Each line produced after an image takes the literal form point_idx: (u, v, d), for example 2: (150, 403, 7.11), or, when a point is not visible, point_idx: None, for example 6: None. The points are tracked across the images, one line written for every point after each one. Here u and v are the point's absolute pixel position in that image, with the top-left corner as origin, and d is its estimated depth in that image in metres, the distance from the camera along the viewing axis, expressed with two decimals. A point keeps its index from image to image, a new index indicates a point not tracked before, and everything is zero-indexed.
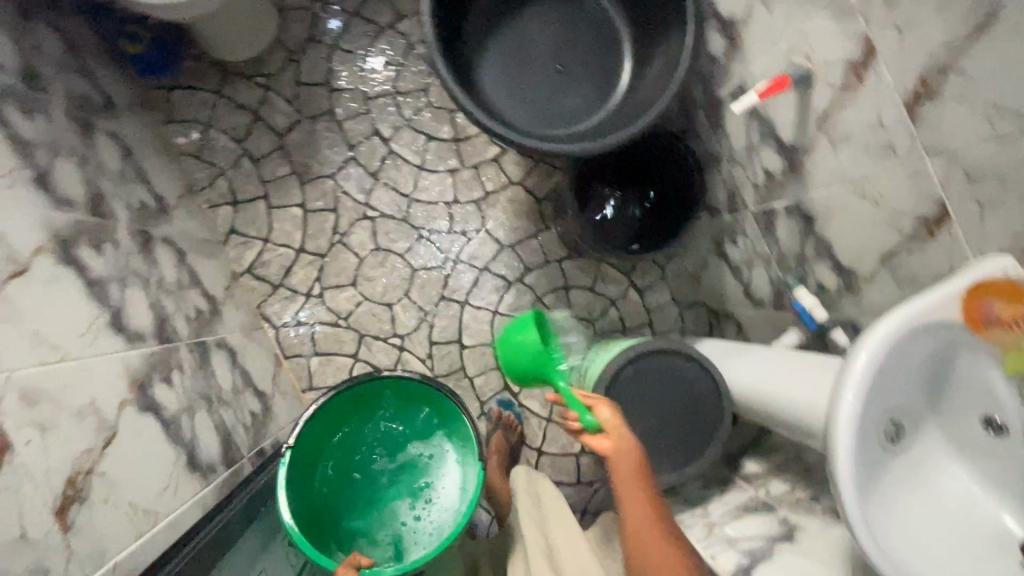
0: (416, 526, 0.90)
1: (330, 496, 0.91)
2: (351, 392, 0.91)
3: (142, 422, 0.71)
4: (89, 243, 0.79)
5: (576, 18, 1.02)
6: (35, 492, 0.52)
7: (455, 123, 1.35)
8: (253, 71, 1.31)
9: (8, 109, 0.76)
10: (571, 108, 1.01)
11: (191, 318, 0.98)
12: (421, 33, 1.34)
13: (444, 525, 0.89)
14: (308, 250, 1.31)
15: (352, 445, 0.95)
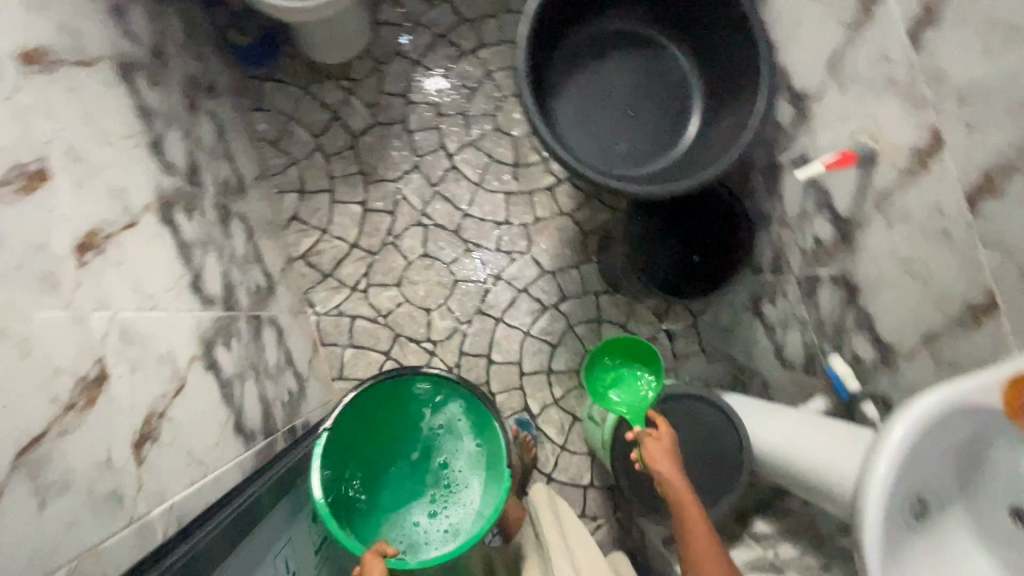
0: (431, 523, 0.93)
1: (356, 481, 0.95)
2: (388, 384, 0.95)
3: (206, 378, 0.76)
4: (183, 208, 0.86)
5: (654, 70, 1.09)
6: (124, 421, 0.56)
7: (518, 149, 1.42)
8: (340, 74, 1.41)
9: (139, 78, 0.85)
10: (637, 152, 1.07)
11: (251, 291, 1.04)
12: (499, 62, 1.43)
13: (460, 527, 0.92)
14: (360, 246, 1.38)
15: (381, 433, 0.99)
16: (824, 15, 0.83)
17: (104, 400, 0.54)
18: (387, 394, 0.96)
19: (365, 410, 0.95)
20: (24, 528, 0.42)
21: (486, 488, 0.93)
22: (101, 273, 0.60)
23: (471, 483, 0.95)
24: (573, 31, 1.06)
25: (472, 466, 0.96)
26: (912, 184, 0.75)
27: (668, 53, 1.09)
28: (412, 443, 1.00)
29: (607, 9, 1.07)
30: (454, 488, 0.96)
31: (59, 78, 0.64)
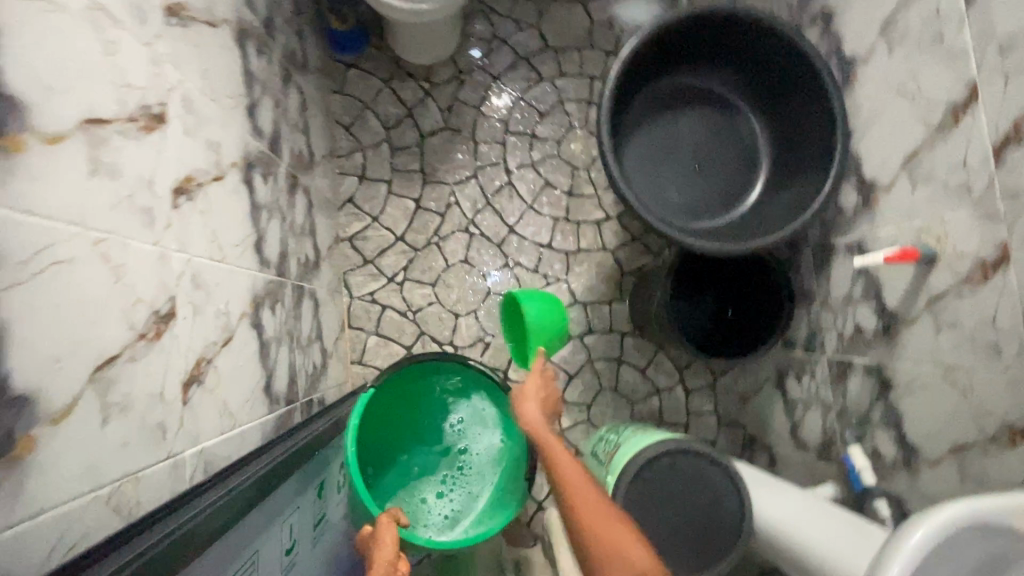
0: (438, 503, 1.02)
1: (382, 442, 1.03)
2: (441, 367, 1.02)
3: (249, 336, 0.78)
4: (261, 172, 0.90)
5: (728, 131, 1.12)
6: (180, 359, 0.59)
7: (574, 179, 1.45)
8: (421, 75, 1.45)
9: (248, 46, 0.89)
10: (696, 206, 1.10)
11: (301, 262, 1.07)
12: (573, 94, 1.47)
13: (460, 515, 1.01)
14: (406, 240, 1.41)
15: (418, 407, 1.06)
16: (905, 112, 0.85)
17: (167, 336, 0.57)
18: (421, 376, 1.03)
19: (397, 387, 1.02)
20: (90, 439, 0.44)
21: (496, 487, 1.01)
22: (187, 218, 0.64)
23: (481, 479, 1.03)
24: (658, 78, 1.10)
25: (486, 464, 1.04)
26: (971, 293, 0.75)
27: (744, 117, 1.12)
28: (432, 429, 1.07)
29: (694, 64, 1.10)
30: (465, 479, 1.04)
31: (188, 32, 0.68)
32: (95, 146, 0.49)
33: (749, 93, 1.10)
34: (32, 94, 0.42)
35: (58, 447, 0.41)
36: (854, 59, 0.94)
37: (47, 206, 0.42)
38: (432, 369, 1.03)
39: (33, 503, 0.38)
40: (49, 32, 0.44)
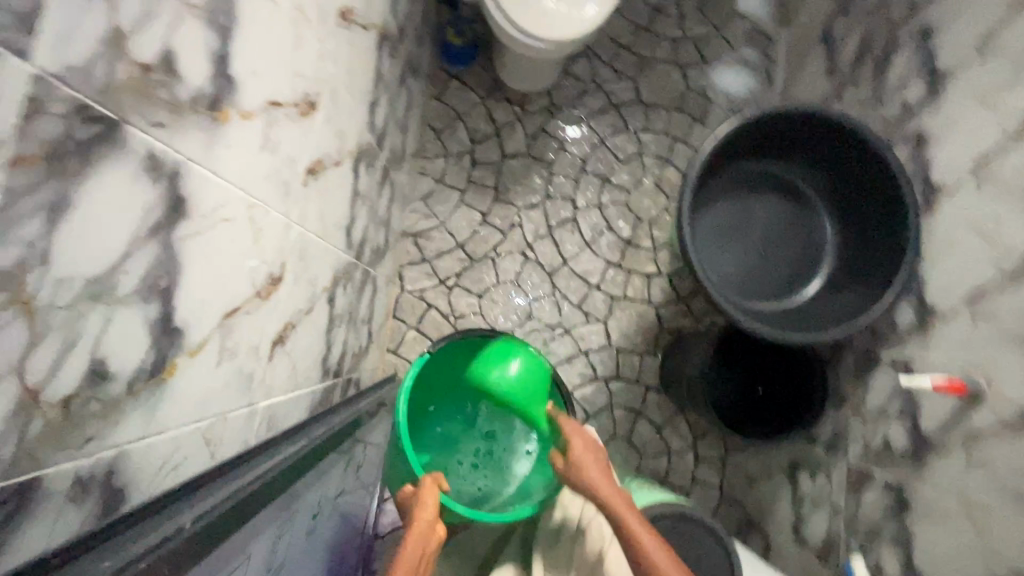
0: (473, 475, 1.18)
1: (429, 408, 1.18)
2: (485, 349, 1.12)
3: (323, 310, 0.84)
4: (365, 164, 0.96)
5: (799, 222, 1.16)
6: (275, 320, 0.65)
7: (635, 229, 1.50)
8: (517, 100, 1.52)
9: (384, 49, 0.97)
10: (754, 287, 1.13)
11: (372, 249, 1.13)
12: (653, 151, 1.53)
13: (489, 492, 1.16)
14: (464, 249, 1.47)
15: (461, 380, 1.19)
16: (978, 252, 0.87)
17: (273, 298, 0.63)
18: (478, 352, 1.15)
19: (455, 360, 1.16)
20: (207, 375, 0.50)
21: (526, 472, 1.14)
22: (310, 196, 0.70)
23: (513, 462, 1.17)
24: (745, 159, 1.14)
25: (519, 449, 1.17)
26: (1010, 439, 0.77)
27: (818, 214, 1.16)
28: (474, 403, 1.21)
29: (782, 155, 1.15)
30: (500, 458, 1.19)
31: (348, 33, 0.76)
32: (269, 125, 0.55)
33: (829, 194, 1.14)
34: (243, 76, 0.48)
35: (188, 380, 0.47)
36: (938, 187, 0.97)
37: (229, 171, 0.49)
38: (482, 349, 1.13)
39: (162, 422, 0.43)
40: (265, 23, 0.51)
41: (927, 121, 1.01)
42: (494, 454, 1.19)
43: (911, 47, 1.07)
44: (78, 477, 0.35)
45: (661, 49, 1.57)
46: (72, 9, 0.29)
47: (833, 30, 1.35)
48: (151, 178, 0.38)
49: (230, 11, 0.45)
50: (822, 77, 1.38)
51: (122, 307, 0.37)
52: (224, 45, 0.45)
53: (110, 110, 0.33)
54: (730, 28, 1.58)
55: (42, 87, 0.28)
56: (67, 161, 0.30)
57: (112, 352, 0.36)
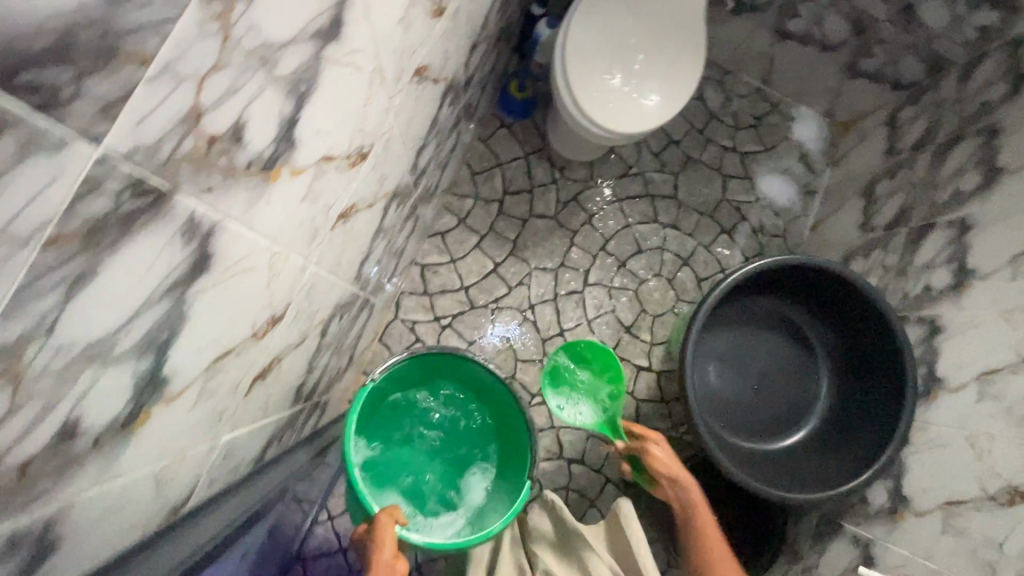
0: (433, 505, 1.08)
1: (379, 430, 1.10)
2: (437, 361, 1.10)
3: (310, 341, 0.81)
4: (396, 203, 0.95)
5: (800, 370, 1.15)
6: (262, 356, 0.62)
7: (637, 319, 1.49)
8: (559, 163, 1.53)
9: (447, 99, 0.97)
10: (740, 421, 1.12)
11: (377, 278, 1.11)
12: (674, 248, 1.53)
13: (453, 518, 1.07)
14: (467, 292, 1.44)
15: (408, 398, 1.13)
16: (966, 462, 0.88)
17: (266, 337, 0.61)
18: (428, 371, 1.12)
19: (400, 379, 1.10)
20: (179, 417, 0.48)
21: (487, 489, 1.09)
22: (335, 238, 0.69)
23: (471, 483, 1.10)
24: (764, 295, 1.15)
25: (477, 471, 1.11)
26: None
27: (818, 366, 1.16)
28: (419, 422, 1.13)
29: (801, 302, 1.15)
30: (457, 483, 1.10)
31: (418, 87, 0.76)
32: (316, 178, 0.55)
33: (835, 354, 1.14)
34: (306, 136, 0.48)
35: (158, 425, 0.45)
36: (941, 381, 0.98)
37: (262, 226, 0.48)
38: (438, 364, 1.10)
39: (118, 471, 0.41)
40: (343, 87, 0.51)
41: (946, 313, 1.02)
42: (450, 480, 1.11)
43: (946, 234, 1.09)
44: (14, 537, 0.33)
45: (708, 154, 1.59)
46: (159, 91, 0.29)
47: (876, 189, 1.38)
48: (183, 242, 0.37)
49: (312, 79, 0.44)
50: (855, 228, 1.40)
51: (112, 366, 0.35)
52: (297, 110, 0.44)
53: (165, 181, 0.32)
54: (779, 151, 1.61)
55: (107, 165, 0.27)
56: (106, 234, 0.29)
57: (88, 410, 0.35)
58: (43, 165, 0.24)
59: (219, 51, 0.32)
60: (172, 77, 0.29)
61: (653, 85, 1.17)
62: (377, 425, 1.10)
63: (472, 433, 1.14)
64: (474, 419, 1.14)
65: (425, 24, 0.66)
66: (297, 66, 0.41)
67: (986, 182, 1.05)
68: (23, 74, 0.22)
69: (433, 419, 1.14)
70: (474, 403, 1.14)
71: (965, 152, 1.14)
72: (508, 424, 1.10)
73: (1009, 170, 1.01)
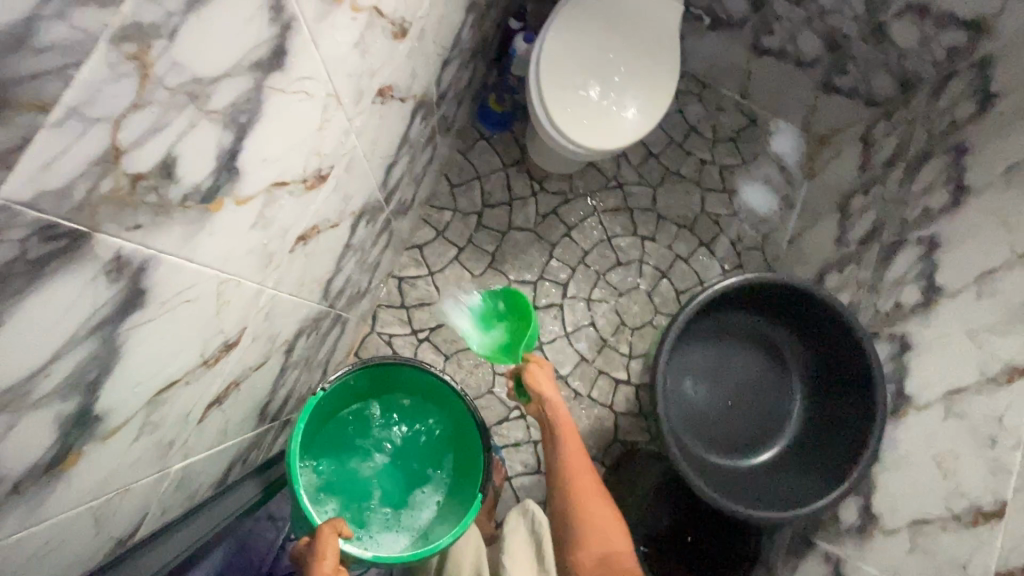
0: (384, 516, 1.06)
1: (330, 444, 1.09)
2: (386, 371, 1.09)
3: (273, 363, 0.80)
4: (365, 220, 0.94)
5: (773, 384, 1.16)
6: (215, 383, 0.61)
7: (616, 332, 1.49)
8: (538, 176, 1.53)
9: (418, 116, 0.97)
10: (713, 437, 1.12)
11: (349, 294, 1.10)
12: (653, 261, 1.53)
13: (406, 529, 1.06)
14: (445, 305, 1.43)
15: (358, 410, 1.12)
16: (932, 481, 0.89)
17: (218, 364, 0.60)
18: (384, 383, 1.11)
19: (353, 392, 1.09)
20: (119, 450, 0.47)
21: (441, 503, 1.08)
22: (294, 261, 0.68)
23: (424, 493, 1.09)
24: (738, 312, 1.15)
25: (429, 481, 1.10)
26: None
27: (791, 383, 1.16)
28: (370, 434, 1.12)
29: (774, 319, 1.16)
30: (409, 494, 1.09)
31: (383, 107, 0.75)
32: (267, 205, 0.54)
33: (807, 370, 1.15)
34: (251, 165, 0.47)
35: (95, 461, 0.44)
36: (910, 399, 0.99)
37: (205, 257, 0.47)
38: (389, 375, 1.10)
39: (46, 512, 0.40)
40: (292, 114, 0.51)
41: (914, 330, 1.03)
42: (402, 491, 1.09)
43: (916, 251, 1.10)
44: None
45: (687, 167, 1.60)
46: (68, 135, 0.28)
47: (851, 203, 1.39)
48: (110, 279, 0.36)
49: (255, 109, 0.44)
50: (830, 243, 1.41)
51: (32, 410, 0.34)
52: (239, 141, 0.43)
53: (83, 223, 0.32)
54: (756, 164, 1.62)
55: (9, 213, 0.27)
56: (13, 282, 0.28)
57: (5, 454, 0.34)
58: None
59: (138, 91, 0.31)
60: (80, 120, 0.28)
61: (630, 96, 1.17)
62: (331, 440, 1.10)
63: (426, 443, 1.13)
64: (430, 432, 1.13)
65: (385, 46, 0.66)
66: (234, 98, 0.40)
67: (954, 201, 1.06)
68: None
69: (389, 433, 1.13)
70: (428, 412, 1.13)
71: (934, 170, 1.15)
72: (465, 435, 1.09)
73: (975, 189, 1.03)
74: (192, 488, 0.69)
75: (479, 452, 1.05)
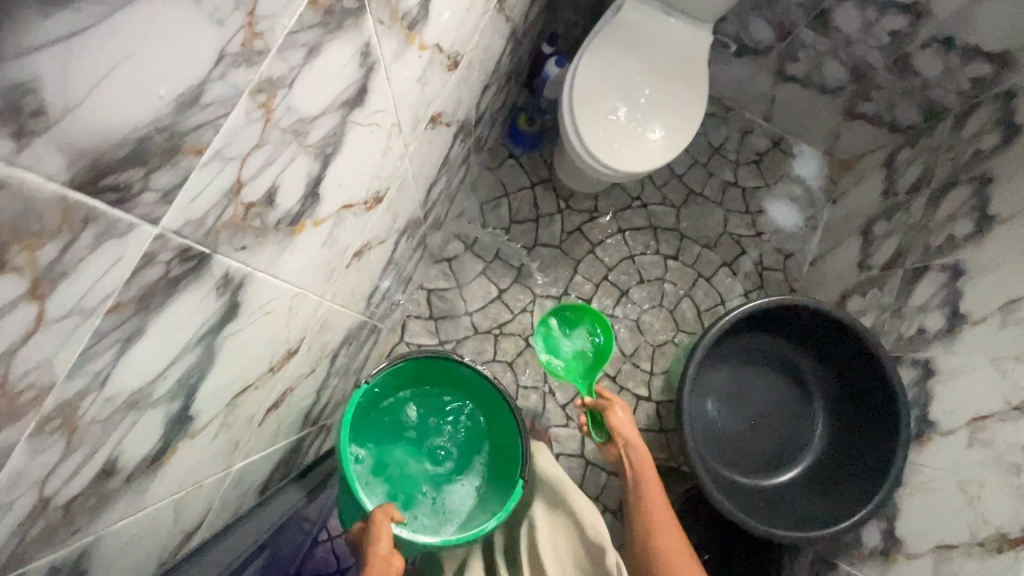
0: (428, 500, 1.12)
1: (375, 433, 1.15)
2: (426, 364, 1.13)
3: (319, 371, 0.84)
4: (405, 236, 0.99)
5: (797, 406, 1.17)
6: (275, 389, 0.65)
7: (638, 349, 1.51)
8: (564, 195, 1.57)
9: (458, 138, 1.02)
10: (736, 457, 1.14)
11: (385, 306, 1.14)
12: (675, 280, 1.56)
13: (449, 512, 1.12)
14: (471, 318, 1.46)
15: (399, 399, 1.17)
16: (956, 507, 0.90)
17: (279, 372, 0.64)
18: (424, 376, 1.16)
19: (393, 384, 1.14)
20: (200, 449, 0.51)
21: (480, 488, 1.13)
22: (347, 275, 0.72)
23: (465, 478, 1.15)
24: (762, 335, 1.18)
25: (470, 467, 1.16)
26: None
27: (813, 406, 1.18)
28: (412, 423, 1.18)
29: (798, 342, 1.18)
30: (451, 480, 1.15)
31: (432, 133, 0.80)
32: (335, 226, 0.58)
33: (830, 393, 1.16)
34: (328, 191, 0.52)
35: (183, 458, 0.48)
36: (934, 424, 1.01)
37: (284, 273, 0.51)
38: (429, 368, 1.14)
39: (143, 503, 0.44)
40: (365, 143, 0.55)
41: (938, 357, 1.05)
42: (444, 477, 1.15)
43: (940, 278, 1.12)
44: (54, 565, 0.37)
45: (710, 188, 1.63)
46: (209, 174, 0.32)
47: (874, 228, 1.41)
48: (217, 295, 0.40)
49: (338, 141, 0.48)
50: (853, 267, 1.42)
51: (149, 410, 0.38)
52: (323, 170, 0.48)
53: (207, 247, 0.36)
54: (779, 187, 1.64)
55: (162, 240, 0.31)
56: (155, 298, 0.33)
57: (126, 449, 0.38)
58: (112, 249, 0.28)
59: (260, 135, 0.36)
60: (220, 161, 0.33)
61: (657, 117, 1.20)
62: (375, 431, 1.15)
63: (465, 432, 1.18)
64: (468, 422, 1.18)
65: (441, 78, 0.70)
66: (325, 134, 0.45)
67: (979, 229, 1.08)
68: (106, 178, 0.25)
69: (430, 424, 1.18)
70: (465, 405, 1.18)
71: (959, 198, 1.17)
72: (502, 428, 1.13)
73: (1000, 218, 1.05)
74: (245, 488, 0.73)
75: (516, 441, 1.09)
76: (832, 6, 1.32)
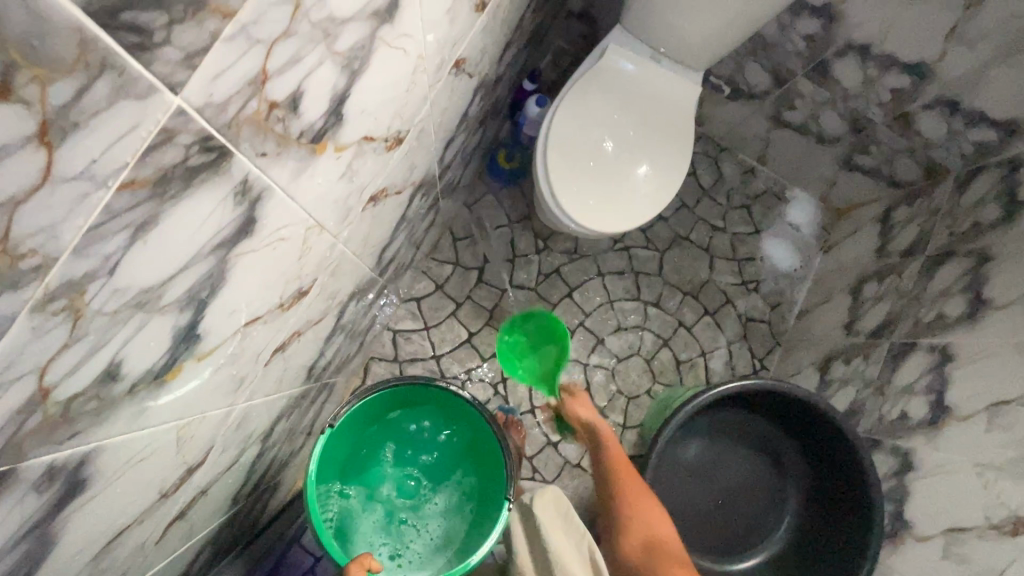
0: (421, 529, 1.05)
1: (355, 467, 1.08)
2: (399, 391, 1.04)
3: (246, 456, 0.78)
4: (353, 301, 0.92)
5: (765, 483, 1.12)
6: (176, 505, 0.59)
7: (611, 400, 1.45)
8: (543, 234, 1.50)
9: (416, 197, 0.95)
10: (701, 540, 1.08)
11: (337, 363, 1.08)
12: (655, 327, 1.50)
13: (444, 538, 1.04)
14: (438, 362, 1.40)
15: (376, 428, 1.08)
16: None
17: (179, 489, 0.58)
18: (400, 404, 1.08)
19: (367, 417, 1.05)
20: None
21: (472, 510, 1.05)
22: (268, 372, 0.66)
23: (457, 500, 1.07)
24: (731, 411, 1.11)
25: (460, 489, 1.08)
26: None
27: (785, 483, 1.12)
28: (393, 452, 1.10)
29: (772, 418, 1.12)
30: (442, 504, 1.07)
31: (374, 210, 0.73)
32: (234, 346, 0.52)
33: (802, 472, 1.10)
34: (213, 326, 0.45)
35: None
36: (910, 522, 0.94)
37: (159, 420, 0.45)
38: (404, 394, 1.05)
39: None
40: (267, 262, 0.49)
41: (921, 449, 0.98)
42: (434, 502, 1.08)
43: (927, 359, 1.05)
44: None
45: (697, 232, 1.56)
46: None
47: (864, 289, 1.34)
48: (40, 491, 0.35)
49: (218, 281, 0.42)
50: (839, 327, 1.35)
51: None
52: (197, 315, 0.42)
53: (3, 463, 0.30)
54: (769, 233, 1.57)
55: None
56: None
57: None
58: None
59: (68, 338, 0.30)
60: None
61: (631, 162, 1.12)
62: (354, 464, 1.08)
63: (452, 452, 1.09)
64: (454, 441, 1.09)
65: (376, 163, 0.63)
66: (191, 286, 0.39)
67: (971, 312, 1.01)
68: None
69: (413, 449, 1.11)
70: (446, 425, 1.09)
71: (953, 273, 1.10)
72: (488, 458, 1.05)
73: (993, 304, 0.98)
74: None
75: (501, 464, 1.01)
76: (830, 58, 1.24)
